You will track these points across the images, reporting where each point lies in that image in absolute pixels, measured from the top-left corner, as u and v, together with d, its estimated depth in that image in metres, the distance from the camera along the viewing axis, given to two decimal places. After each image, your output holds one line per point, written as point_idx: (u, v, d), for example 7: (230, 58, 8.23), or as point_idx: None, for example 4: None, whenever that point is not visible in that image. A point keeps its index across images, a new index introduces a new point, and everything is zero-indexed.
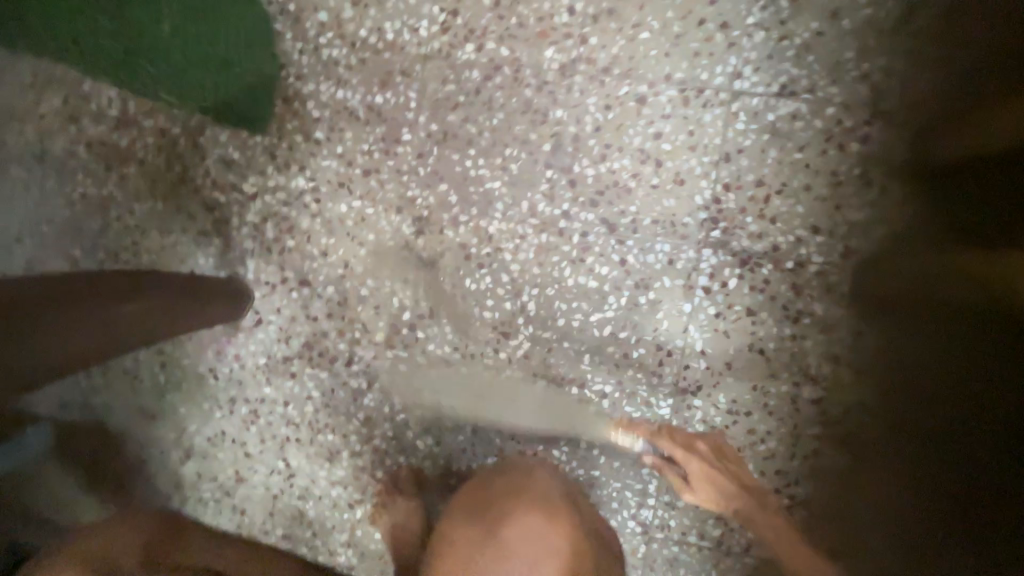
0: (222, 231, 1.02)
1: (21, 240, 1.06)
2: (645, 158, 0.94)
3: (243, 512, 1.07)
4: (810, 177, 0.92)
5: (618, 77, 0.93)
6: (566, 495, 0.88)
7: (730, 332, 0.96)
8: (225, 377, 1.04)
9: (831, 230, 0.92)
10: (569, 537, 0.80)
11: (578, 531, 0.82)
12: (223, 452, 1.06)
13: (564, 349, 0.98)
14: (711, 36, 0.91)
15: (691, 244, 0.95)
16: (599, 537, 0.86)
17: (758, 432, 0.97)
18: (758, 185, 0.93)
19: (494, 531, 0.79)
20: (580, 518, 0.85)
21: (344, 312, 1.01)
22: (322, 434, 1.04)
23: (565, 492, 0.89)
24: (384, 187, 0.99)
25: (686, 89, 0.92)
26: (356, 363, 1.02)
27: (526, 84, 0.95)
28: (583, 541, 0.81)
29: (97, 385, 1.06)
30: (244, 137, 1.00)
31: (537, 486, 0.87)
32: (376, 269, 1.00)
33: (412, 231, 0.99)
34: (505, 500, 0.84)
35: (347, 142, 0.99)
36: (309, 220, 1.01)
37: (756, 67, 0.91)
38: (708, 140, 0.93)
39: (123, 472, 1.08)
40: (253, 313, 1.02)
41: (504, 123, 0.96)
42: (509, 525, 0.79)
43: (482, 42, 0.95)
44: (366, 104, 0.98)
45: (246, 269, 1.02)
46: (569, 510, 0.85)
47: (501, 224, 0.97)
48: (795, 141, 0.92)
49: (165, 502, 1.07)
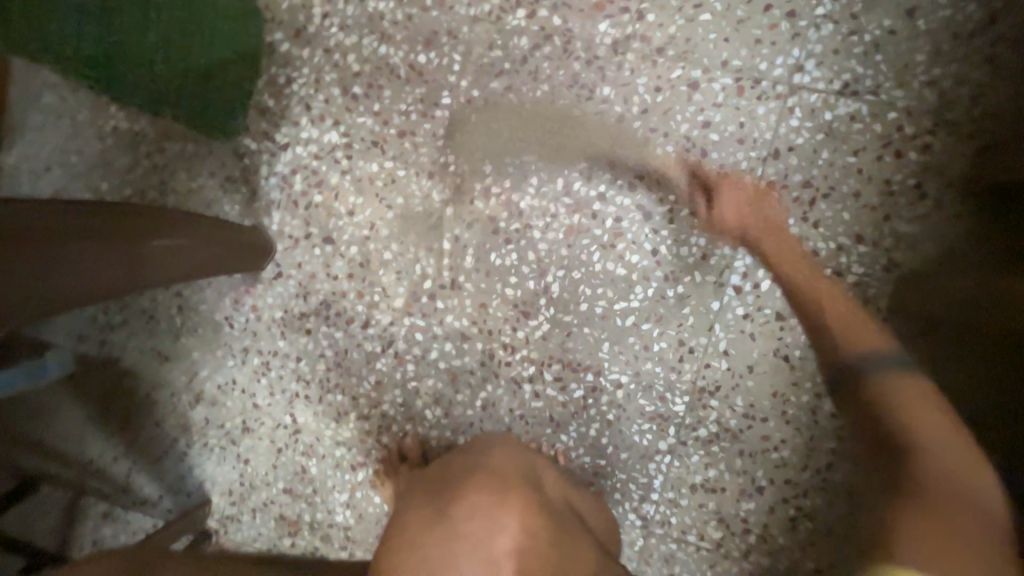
0: (250, 179, 1.01)
1: (50, 168, 1.05)
2: (691, 147, 0.90)
3: (246, 462, 1.07)
4: (861, 184, 0.88)
5: (672, 58, 0.89)
6: (524, 473, 0.83)
7: (756, 335, 0.93)
8: (240, 326, 1.04)
9: (876, 241, 0.89)
10: (522, 509, 0.74)
11: (534, 505, 0.76)
12: (232, 401, 1.06)
13: (583, 334, 0.96)
14: (776, 25, 0.87)
15: (728, 240, 0.92)
16: (569, 516, 0.80)
17: (772, 439, 0.95)
18: (805, 186, 0.89)
19: (443, 513, 0.75)
20: (541, 496, 0.79)
21: (365, 274, 1.00)
22: (331, 394, 1.04)
23: (523, 468, 0.84)
24: (417, 151, 0.96)
25: (743, 78, 0.88)
26: (372, 326, 1.01)
27: (575, 57, 0.91)
28: (542, 515, 0.75)
29: (114, 322, 1.07)
30: (282, 86, 0.98)
31: (493, 464, 0.83)
32: (402, 233, 0.99)
33: (442, 198, 0.97)
34: (456, 482, 0.80)
35: (385, 100, 0.96)
36: (338, 177, 0.99)
37: (819, 61, 0.87)
38: (758, 134, 0.89)
39: (133, 410, 1.09)
40: (274, 265, 1.01)
41: (549, 95, 0.92)
42: (458, 503, 0.76)
43: (535, 8, 0.91)
44: (408, 63, 0.95)
45: (270, 220, 1.01)
46: (524, 487, 0.80)
47: (534, 200, 0.95)
48: (851, 144, 0.88)
49: (171, 443, 1.08)
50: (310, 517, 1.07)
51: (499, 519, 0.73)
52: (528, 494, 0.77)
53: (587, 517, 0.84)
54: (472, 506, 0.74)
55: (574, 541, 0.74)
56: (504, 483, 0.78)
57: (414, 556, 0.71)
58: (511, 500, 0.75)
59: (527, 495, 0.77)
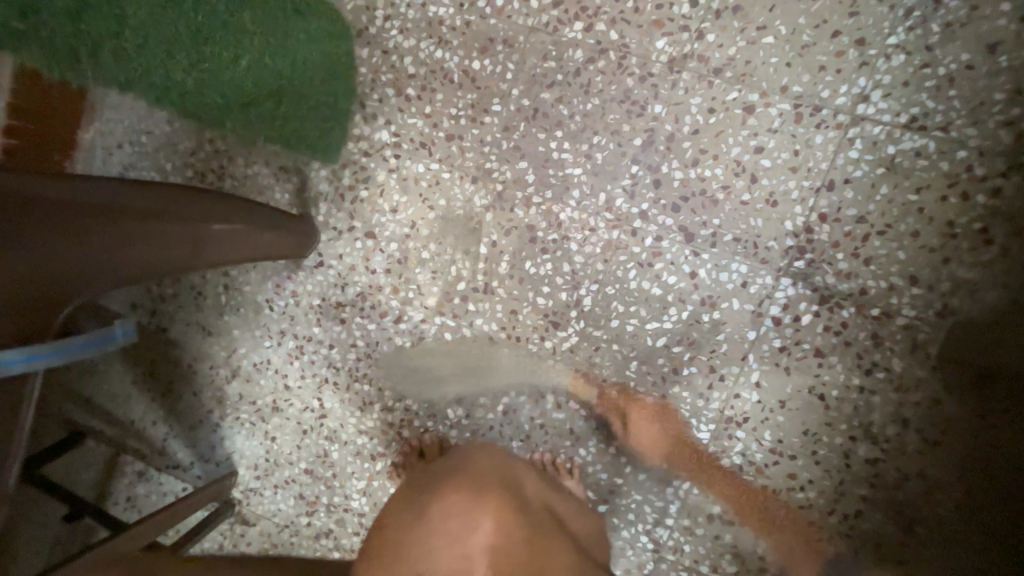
0: (302, 170, 1.05)
1: (120, 145, 1.12)
2: (741, 171, 0.88)
3: (273, 439, 1.12)
4: (921, 223, 0.84)
5: (729, 80, 0.88)
6: (505, 477, 0.81)
7: (791, 370, 0.90)
8: (280, 310, 1.08)
9: (931, 284, 0.85)
10: (499, 513, 0.73)
11: (514, 509, 0.75)
12: (265, 380, 1.11)
13: (612, 351, 0.96)
14: (843, 52, 0.84)
15: (771, 270, 0.89)
16: (552, 520, 0.78)
17: (799, 478, 0.92)
18: (859, 221, 0.86)
19: (422, 511, 0.75)
20: (523, 499, 0.78)
21: (402, 271, 1.03)
22: (359, 383, 1.07)
23: (503, 472, 0.83)
24: (463, 155, 0.98)
25: (802, 105, 0.86)
26: (404, 322, 1.03)
27: (630, 73, 0.91)
28: (521, 519, 0.74)
29: (166, 294, 1.13)
30: (339, 84, 1.01)
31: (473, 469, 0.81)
32: (441, 235, 1.01)
33: (483, 203, 0.98)
34: (437, 483, 0.80)
35: (436, 103, 0.98)
36: (385, 174, 1.01)
37: (886, 93, 0.83)
38: (813, 163, 0.86)
39: (175, 379, 1.15)
40: (316, 254, 1.05)
41: (599, 109, 0.92)
42: (436, 503, 0.75)
43: (593, 22, 0.91)
44: (462, 68, 0.96)
45: (317, 211, 1.04)
46: (505, 489, 0.78)
47: (574, 212, 0.95)
48: (912, 181, 0.84)
49: (207, 414, 1.14)
50: (327, 499, 1.10)
51: (476, 518, 0.72)
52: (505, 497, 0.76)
53: (567, 519, 0.83)
54: (448, 509, 0.73)
55: (555, 547, 0.73)
56: (481, 488, 0.77)
57: (391, 554, 0.71)
58: (489, 505, 0.73)
59: (506, 497, 0.76)
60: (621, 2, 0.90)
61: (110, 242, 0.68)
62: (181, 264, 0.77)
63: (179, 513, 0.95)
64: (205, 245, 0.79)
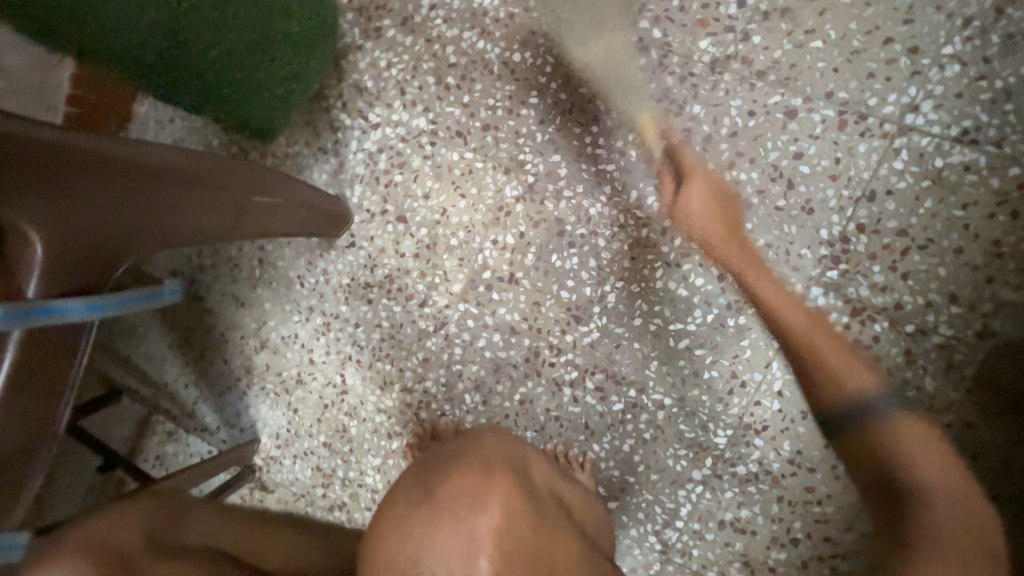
0: (340, 152, 1.08)
1: (173, 120, 1.17)
2: (777, 177, 0.87)
3: (295, 411, 1.16)
4: (965, 240, 0.82)
5: (772, 84, 0.86)
6: (515, 462, 0.81)
7: None
8: (310, 286, 1.12)
9: (971, 303, 0.82)
10: (507, 497, 0.73)
11: (522, 493, 0.74)
12: (291, 353, 1.14)
13: (632, 349, 0.96)
14: (894, 59, 0.82)
15: (802, 278, 0.88)
16: (558, 506, 0.78)
17: (817, 492, 0.90)
18: (899, 234, 0.84)
19: (430, 491, 0.74)
20: (530, 486, 0.78)
21: (430, 256, 1.05)
22: (381, 362, 1.09)
23: (511, 457, 0.82)
24: (498, 146, 0.99)
25: (847, 112, 0.84)
26: (429, 306, 1.06)
27: (670, 72, 0.90)
28: (529, 504, 0.74)
29: (205, 264, 1.18)
30: (381, 69, 1.04)
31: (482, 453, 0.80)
32: (471, 222, 1.02)
33: (514, 194, 0.99)
34: (448, 463, 0.79)
35: (475, 93, 1.00)
36: (420, 161, 1.04)
37: (938, 103, 0.81)
38: (855, 172, 0.84)
39: (208, 346, 1.20)
40: (348, 234, 1.08)
41: (636, 106, 0.92)
42: (447, 483, 0.74)
43: (636, 19, 0.91)
44: (503, 60, 0.98)
45: (352, 192, 1.07)
46: (514, 474, 0.77)
47: (605, 208, 0.95)
48: (959, 196, 0.81)
49: (235, 382, 1.19)
50: (343, 473, 1.14)
51: (484, 500, 0.72)
52: (514, 483, 0.75)
53: (572, 507, 0.82)
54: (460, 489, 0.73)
55: (560, 533, 0.73)
56: (491, 471, 0.76)
57: (398, 530, 0.71)
58: (497, 486, 0.74)
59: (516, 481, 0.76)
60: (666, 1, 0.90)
61: (147, 206, 0.68)
62: (219, 234, 0.81)
63: (204, 472, 1.00)
64: (242, 216, 0.83)
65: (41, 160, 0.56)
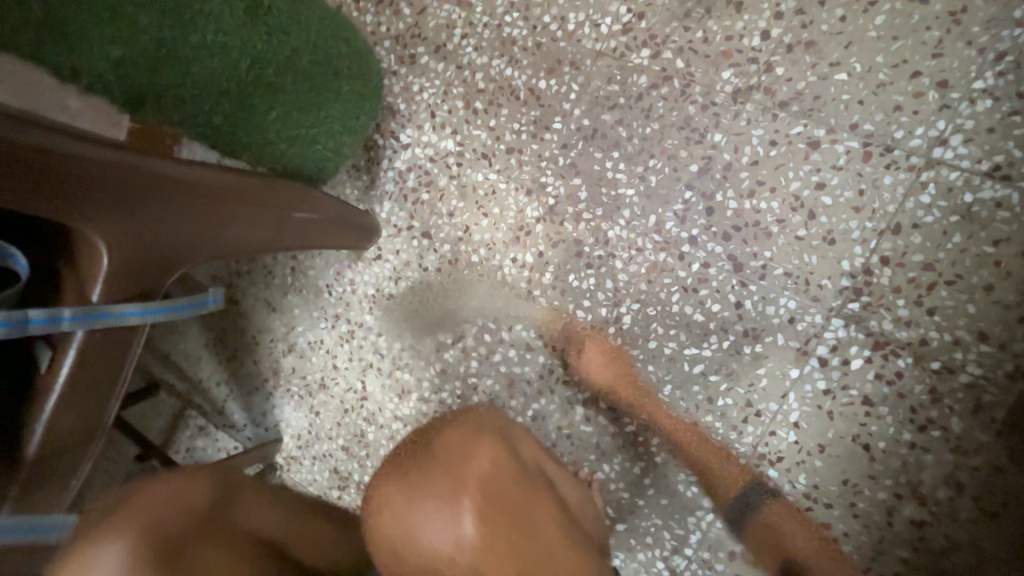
0: (372, 169, 1.14)
1: None
2: (798, 206, 0.87)
3: (317, 414, 1.21)
4: (996, 277, 0.79)
5: (795, 115, 0.87)
6: (507, 432, 0.84)
7: (835, 415, 0.87)
8: (338, 295, 1.18)
9: (1002, 343, 0.80)
10: (493, 460, 0.76)
11: (507, 459, 0.78)
12: (316, 358, 1.20)
13: (646, 371, 0.96)
14: (922, 93, 0.81)
15: (822, 309, 0.87)
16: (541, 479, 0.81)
17: (833, 529, 0.88)
18: (925, 268, 0.82)
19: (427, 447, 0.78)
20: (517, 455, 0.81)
21: (452, 271, 1.09)
22: (400, 372, 1.13)
23: (506, 428, 0.85)
24: (521, 168, 1.03)
25: (872, 144, 0.84)
26: (448, 319, 1.09)
27: (692, 101, 0.92)
28: (510, 470, 0.77)
29: (242, 270, 1.26)
30: (414, 93, 1.10)
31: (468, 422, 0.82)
32: (492, 240, 1.06)
33: (535, 215, 1.03)
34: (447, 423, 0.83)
35: (501, 117, 1.04)
36: (446, 180, 1.08)
37: (968, 138, 0.80)
38: (879, 204, 0.84)
39: (240, 348, 1.27)
40: (376, 247, 1.13)
41: (657, 133, 0.94)
42: (442, 439, 0.79)
43: (660, 50, 0.94)
44: (529, 86, 1.02)
45: (381, 208, 1.13)
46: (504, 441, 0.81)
47: (623, 231, 0.97)
48: (990, 233, 0.79)
49: (263, 383, 1.25)
50: (359, 477, 1.18)
51: (472, 456, 0.76)
52: (501, 446, 0.79)
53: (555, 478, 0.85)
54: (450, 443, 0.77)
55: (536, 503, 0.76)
56: (483, 434, 0.80)
57: (393, 476, 0.76)
58: (485, 444, 0.78)
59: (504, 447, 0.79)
60: (690, 33, 0.92)
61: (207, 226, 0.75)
62: (264, 247, 0.88)
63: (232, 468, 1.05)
64: (284, 229, 0.89)
65: (114, 184, 0.62)
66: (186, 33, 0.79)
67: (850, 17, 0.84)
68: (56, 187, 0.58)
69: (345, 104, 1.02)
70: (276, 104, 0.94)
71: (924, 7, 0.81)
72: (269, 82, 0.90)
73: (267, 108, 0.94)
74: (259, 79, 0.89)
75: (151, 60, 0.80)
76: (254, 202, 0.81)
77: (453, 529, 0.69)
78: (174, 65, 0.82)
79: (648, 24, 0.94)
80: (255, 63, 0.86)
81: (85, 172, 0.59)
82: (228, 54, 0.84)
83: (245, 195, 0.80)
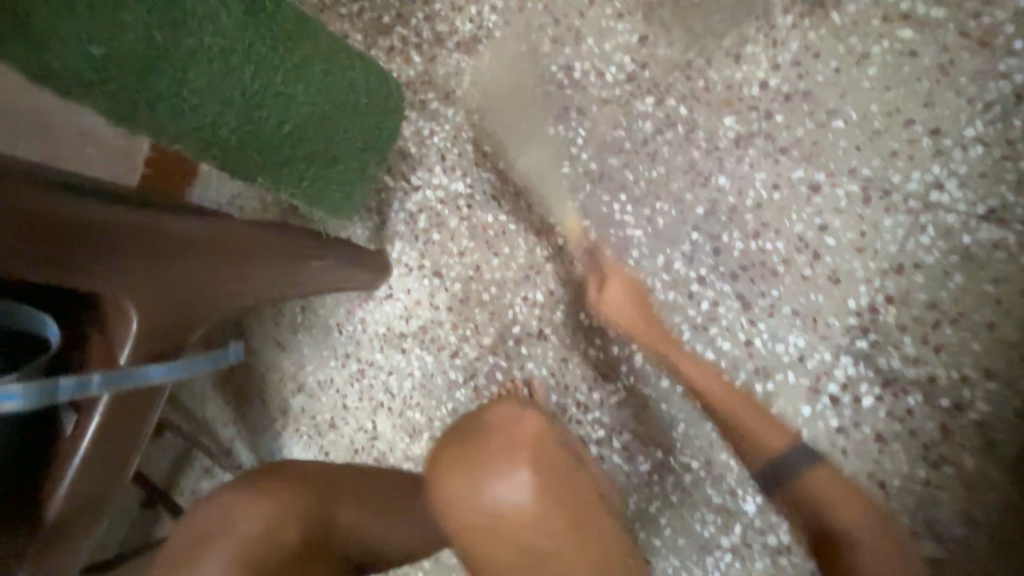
0: (383, 210, 1.16)
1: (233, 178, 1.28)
2: (802, 247, 0.90)
3: (326, 454, 1.20)
4: (998, 315, 0.82)
5: (796, 159, 0.90)
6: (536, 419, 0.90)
7: (849, 452, 0.88)
8: (348, 334, 1.18)
9: (1009, 380, 0.81)
10: (535, 425, 0.86)
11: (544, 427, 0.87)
12: (326, 397, 1.19)
13: (659, 410, 0.97)
14: (916, 139, 0.85)
15: (830, 347, 0.88)
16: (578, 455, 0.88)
17: None
18: (929, 307, 0.84)
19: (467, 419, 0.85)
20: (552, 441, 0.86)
21: (463, 309, 1.10)
22: (411, 411, 1.13)
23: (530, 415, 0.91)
24: (531, 209, 1.06)
25: (871, 188, 0.87)
26: (459, 358, 1.10)
27: (696, 146, 0.96)
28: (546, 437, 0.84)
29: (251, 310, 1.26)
30: (424, 137, 1.13)
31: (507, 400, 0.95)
32: (502, 279, 1.07)
33: (544, 255, 1.04)
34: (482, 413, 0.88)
35: (510, 161, 1.07)
36: (457, 222, 1.11)
37: (963, 182, 0.83)
38: (881, 245, 0.86)
39: (249, 388, 1.26)
40: (387, 286, 1.15)
41: (663, 177, 0.97)
42: (485, 413, 0.87)
43: (664, 97, 0.98)
44: (537, 131, 1.05)
45: (393, 248, 1.15)
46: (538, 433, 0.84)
47: (632, 270, 0.99)
48: (989, 272, 0.82)
49: (271, 423, 1.24)
50: None
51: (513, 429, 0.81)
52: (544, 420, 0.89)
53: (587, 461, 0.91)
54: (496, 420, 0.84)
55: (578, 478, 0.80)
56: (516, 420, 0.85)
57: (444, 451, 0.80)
58: (523, 425, 0.82)
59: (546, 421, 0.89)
60: (692, 81, 0.96)
61: (217, 278, 0.76)
62: (276, 298, 0.88)
63: None
64: (292, 278, 0.88)
65: (121, 237, 0.64)
66: (176, 34, 0.83)
67: (844, 68, 0.88)
68: (62, 237, 0.59)
69: (355, 107, 1.04)
70: (283, 111, 0.96)
71: (914, 60, 0.85)
72: (269, 85, 0.93)
73: (275, 116, 0.96)
74: (256, 81, 0.92)
75: (140, 63, 0.83)
76: (258, 242, 0.82)
77: (509, 483, 0.72)
78: (163, 75, 0.85)
79: (651, 73, 0.99)
80: (248, 62, 0.90)
81: (88, 220, 0.61)
82: (218, 50, 0.87)
83: (248, 236, 0.80)
